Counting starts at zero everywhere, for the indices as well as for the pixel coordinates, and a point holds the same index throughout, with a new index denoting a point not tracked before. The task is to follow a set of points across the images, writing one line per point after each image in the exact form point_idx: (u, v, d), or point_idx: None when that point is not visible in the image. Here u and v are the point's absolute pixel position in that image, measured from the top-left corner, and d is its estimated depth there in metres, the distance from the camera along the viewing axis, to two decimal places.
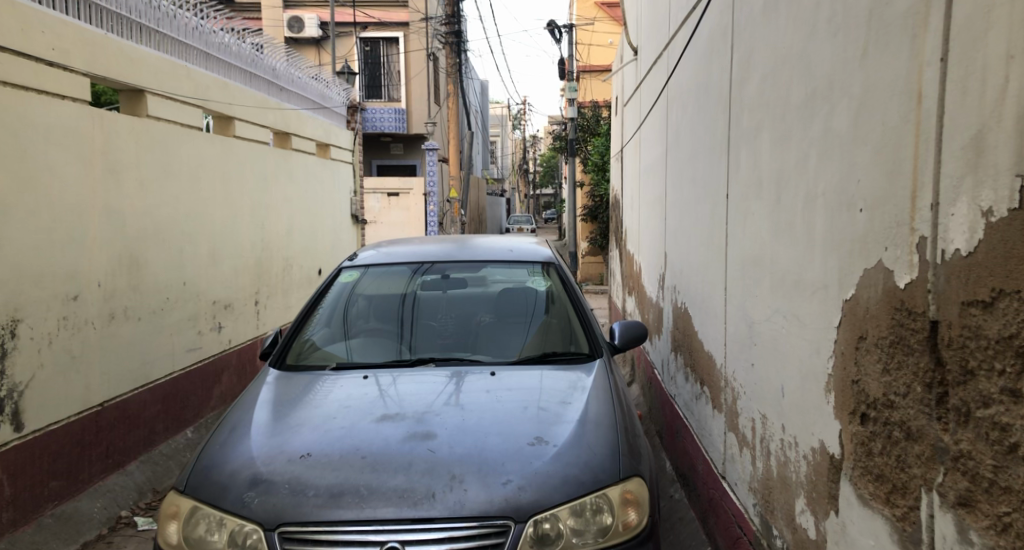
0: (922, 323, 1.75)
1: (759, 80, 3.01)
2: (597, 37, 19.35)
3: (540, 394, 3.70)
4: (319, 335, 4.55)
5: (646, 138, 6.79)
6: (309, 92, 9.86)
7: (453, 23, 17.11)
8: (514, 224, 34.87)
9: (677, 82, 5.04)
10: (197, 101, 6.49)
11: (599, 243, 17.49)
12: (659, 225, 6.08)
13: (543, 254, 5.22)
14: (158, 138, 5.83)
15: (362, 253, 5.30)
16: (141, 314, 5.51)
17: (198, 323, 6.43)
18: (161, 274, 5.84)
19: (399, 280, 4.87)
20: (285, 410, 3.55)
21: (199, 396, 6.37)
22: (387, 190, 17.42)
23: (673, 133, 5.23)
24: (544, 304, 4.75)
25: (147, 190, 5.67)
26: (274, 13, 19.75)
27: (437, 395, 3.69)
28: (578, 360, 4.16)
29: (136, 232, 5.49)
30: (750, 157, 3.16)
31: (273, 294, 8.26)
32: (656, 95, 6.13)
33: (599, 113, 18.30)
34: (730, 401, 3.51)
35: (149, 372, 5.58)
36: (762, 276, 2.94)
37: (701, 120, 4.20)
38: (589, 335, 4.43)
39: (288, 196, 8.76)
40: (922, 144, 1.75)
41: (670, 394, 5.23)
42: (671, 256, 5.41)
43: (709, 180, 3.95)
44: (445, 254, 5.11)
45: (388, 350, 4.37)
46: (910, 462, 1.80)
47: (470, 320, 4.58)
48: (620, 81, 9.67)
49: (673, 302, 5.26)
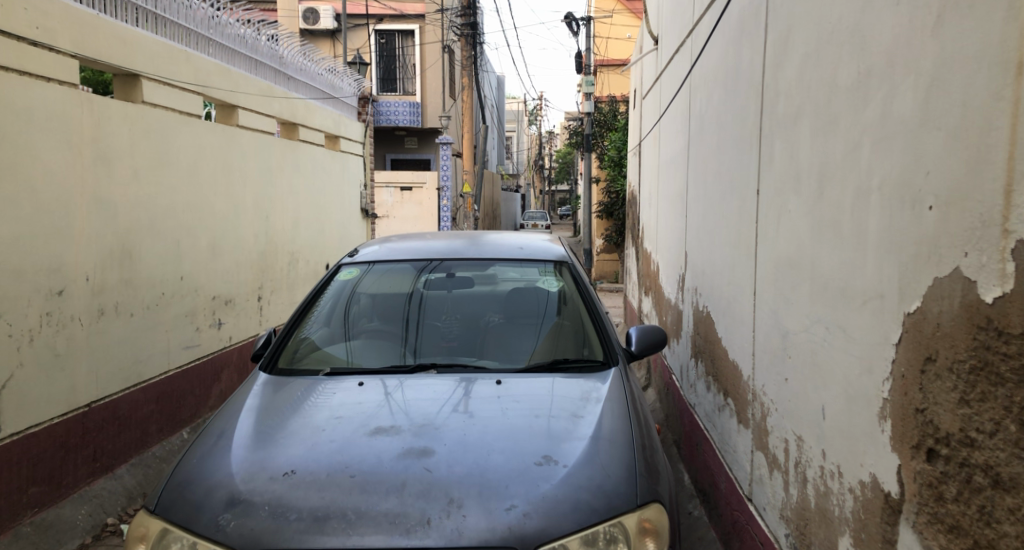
0: (1016, 347, 1.45)
1: (799, 62, 2.69)
2: (615, 30, 19.05)
3: (550, 405, 3.40)
4: (316, 336, 4.27)
5: (667, 132, 6.45)
6: (319, 82, 9.59)
7: (470, 15, 16.81)
8: (528, 221, 34.53)
9: (701, 71, 4.71)
10: (196, 88, 6.24)
11: (615, 241, 17.15)
12: (679, 223, 5.75)
13: (556, 252, 4.90)
14: (154, 126, 5.58)
15: (365, 248, 5.01)
16: (134, 310, 5.26)
17: (196, 320, 6.18)
18: (156, 269, 5.59)
19: (402, 278, 4.57)
20: (272, 420, 3.27)
21: (197, 396, 6.12)
22: (400, 184, 17.16)
23: (697, 125, 4.90)
24: (555, 305, 4.44)
25: (142, 180, 5.42)
26: (289, 4, 19.55)
27: (438, 405, 3.39)
28: (592, 367, 3.86)
29: (128, 223, 5.24)
30: (787, 147, 2.84)
31: (277, 290, 8.00)
32: (678, 84, 5.79)
33: (616, 108, 17.95)
34: (758, 417, 3.20)
35: (143, 370, 5.33)
36: (800, 280, 2.62)
37: (729, 109, 3.87)
38: (604, 341, 4.12)
39: (295, 189, 8.50)
40: (1019, 127, 1.44)
41: (690, 403, 4.91)
42: (692, 256, 5.08)
43: (739, 174, 3.63)
44: (452, 252, 4.81)
45: (388, 354, 4.08)
46: (999, 515, 1.51)
47: (476, 323, 4.28)
48: (639, 73, 9.34)
49: (694, 304, 4.94)
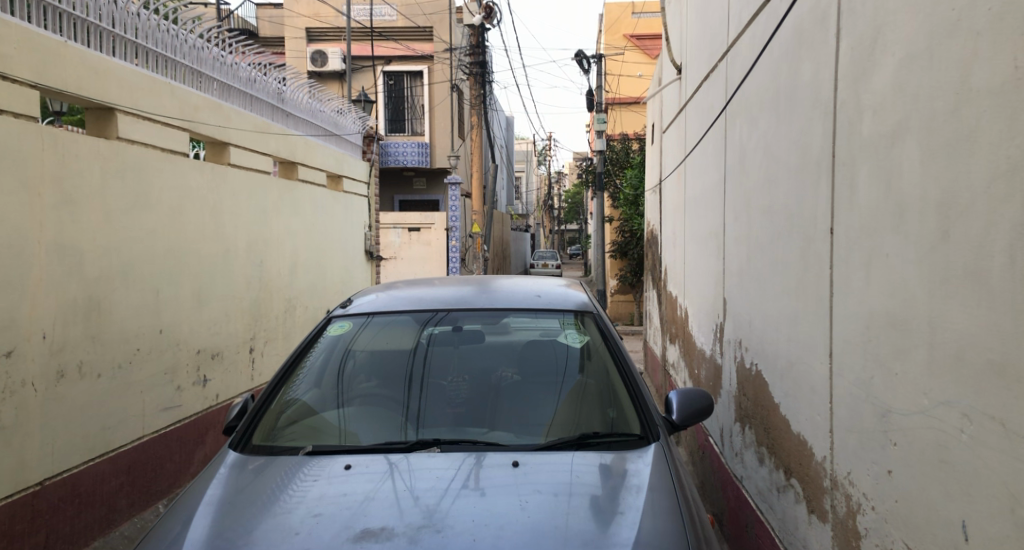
0: None
1: (900, 65, 2.12)
2: (627, 67, 18.48)
3: (569, 488, 2.82)
4: (300, 404, 3.63)
5: (696, 167, 5.85)
6: (321, 119, 9.07)
7: (479, 53, 16.44)
8: (539, 260, 34.04)
9: (744, 95, 4.13)
10: (182, 123, 5.71)
11: (629, 282, 16.45)
12: (714, 265, 5.12)
13: (577, 300, 4.22)
14: (131, 165, 5.04)
15: (362, 296, 4.36)
16: (102, 370, 4.68)
17: (177, 377, 5.60)
18: (131, 322, 5.02)
19: (403, 332, 3.90)
20: (236, 525, 2.68)
21: (177, 462, 5.52)
22: (408, 225, 16.66)
23: (738, 157, 4.31)
24: (578, 363, 3.80)
25: (115, 224, 4.86)
26: (297, 44, 19.39)
27: (438, 492, 2.80)
28: (625, 444, 3.20)
29: (98, 272, 4.67)
30: (880, 174, 2.25)
31: (273, 340, 7.42)
32: (711, 111, 5.19)
33: (629, 146, 17.41)
34: (841, 514, 2.57)
35: (111, 439, 4.75)
36: (911, 346, 2.02)
37: (787, 135, 3.27)
38: (639, 408, 3.46)
39: (293, 230, 7.96)
40: None
41: (737, 474, 4.24)
42: (734, 305, 4.46)
43: (804, 210, 3.02)
44: (458, 299, 4.14)
45: (383, 427, 3.44)
46: None
47: (488, 386, 3.64)
48: (658, 105, 8.80)
49: (738, 359, 4.29)
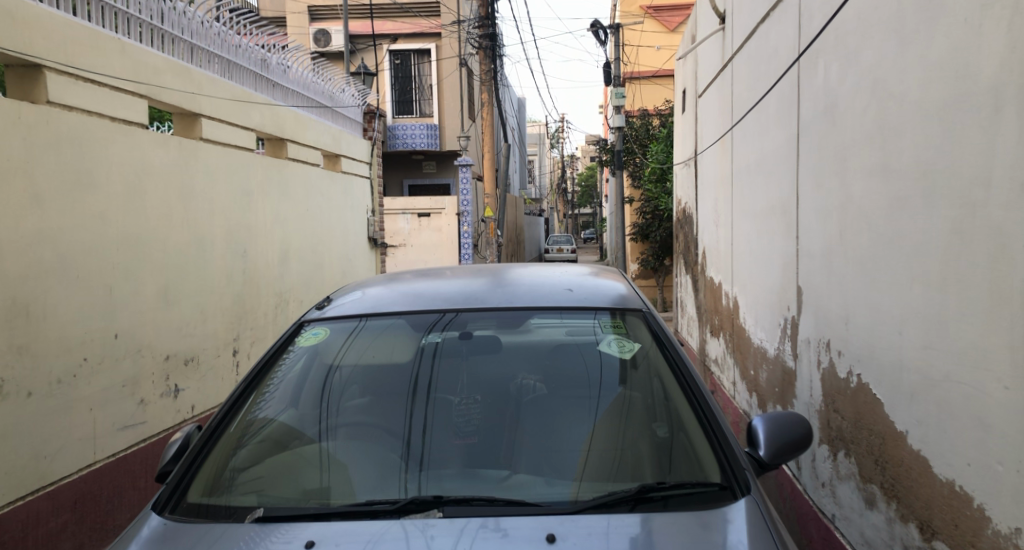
0: None
1: None
2: (645, 37, 17.32)
3: (611, 532, 2.14)
4: (259, 442, 2.71)
5: (751, 130, 4.89)
6: (313, 91, 8.13)
7: (489, 25, 15.39)
8: (553, 245, 33.07)
9: (835, 28, 3.17)
10: (137, 88, 4.82)
11: (652, 266, 15.40)
12: (781, 247, 4.16)
13: (619, 293, 3.22)
14: (67, 136, 4.16)
15: (345, 294, 3.37)
16: (34, 388, 3.83)
17: (140, 390, 4.74)
18: (74, 326, 4.15)
19: (396, 340, 2.94)
20: None
21: (141, 489, 4.69)
22: (418, 210, 15.74)
23: (824, 107, 3.36)
24: (627, 379, 2.84)
25: (46, 208, 3.99)
26: (299, 20, 18.49)
27: (454, 543, 2.11)
28: (703, 501, 2.29)
29: (23, 267, 3.81)
30: None
31: (262, 340, 6.56)
32: (777, 57, 4.21)
33: (650, 121, 16.27)
34: None
35: (48, 470, 3.90)
36: None
37: (924, 62, 2.33)
38: (716, 444, 2.52)
39: (282, 216, 7.08)
40: None
41: (828, 513, 3.31)
42: (815, 295, 3.52)
43: (964, 165, 2.10)
44: (467, 293, 3.17)
45: (367, 478, 2.53)
46: None
47: (507, 415, 2.70)
48: (691, 67, 7.80)
49: (827, 365, 3.35)
